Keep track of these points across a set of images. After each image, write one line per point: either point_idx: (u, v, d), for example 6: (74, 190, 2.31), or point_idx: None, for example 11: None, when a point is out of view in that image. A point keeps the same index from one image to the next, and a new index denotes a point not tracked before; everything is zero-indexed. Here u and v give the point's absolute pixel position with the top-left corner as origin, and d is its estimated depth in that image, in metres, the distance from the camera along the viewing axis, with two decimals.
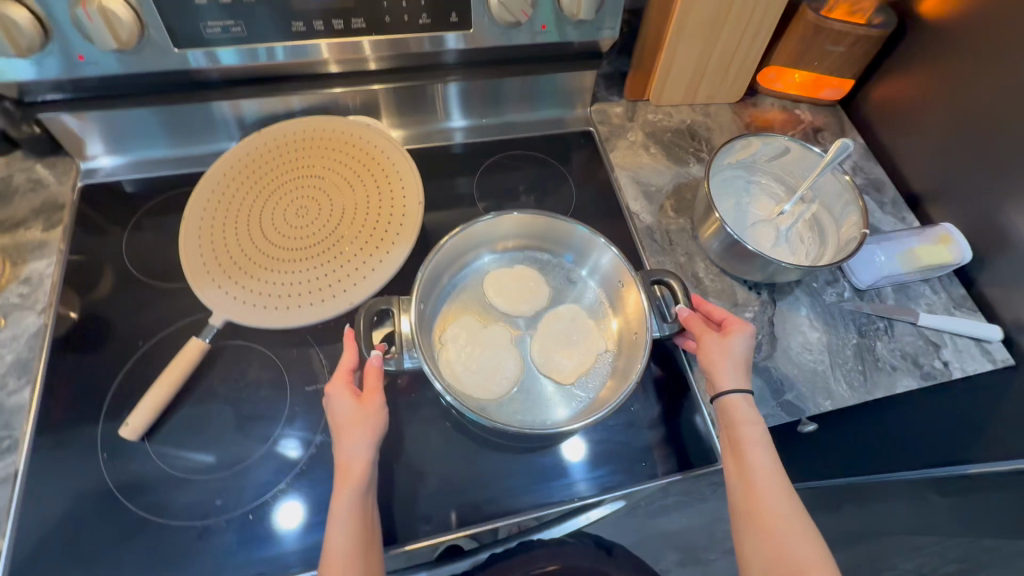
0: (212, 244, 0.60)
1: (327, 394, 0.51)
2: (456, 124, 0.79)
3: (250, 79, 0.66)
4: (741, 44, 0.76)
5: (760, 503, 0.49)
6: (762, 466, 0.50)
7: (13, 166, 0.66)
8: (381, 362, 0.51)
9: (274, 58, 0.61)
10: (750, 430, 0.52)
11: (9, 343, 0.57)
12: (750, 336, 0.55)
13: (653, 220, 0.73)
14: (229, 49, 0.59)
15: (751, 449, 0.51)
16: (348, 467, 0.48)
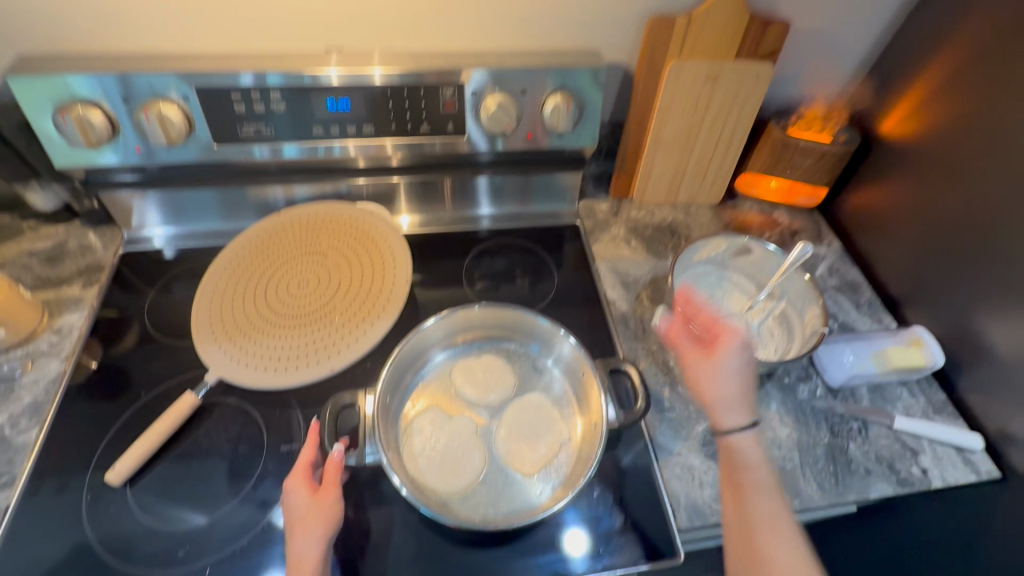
0: (219, 313, 0.67)
1: (284, 487, 0.53)
2: (485, 213, 0.88)
3: (305, 170, 0.77)
4: (715, 154, 0.84)
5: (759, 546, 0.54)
6: (760, 510, 0.56)
7: (71, 232, 0.77)
8: (341, 457, 0.54)
9: (330, 155, 0.73)
10: (749, 475, 0.57)
11: (30, 386, 0.63)
12: (737, 346, 0.64)
13: (628, 308, 0.77)
14: (293, 144, 0.70)
15: (750, 487, 0.57)
16: (299, 565, 0.49)
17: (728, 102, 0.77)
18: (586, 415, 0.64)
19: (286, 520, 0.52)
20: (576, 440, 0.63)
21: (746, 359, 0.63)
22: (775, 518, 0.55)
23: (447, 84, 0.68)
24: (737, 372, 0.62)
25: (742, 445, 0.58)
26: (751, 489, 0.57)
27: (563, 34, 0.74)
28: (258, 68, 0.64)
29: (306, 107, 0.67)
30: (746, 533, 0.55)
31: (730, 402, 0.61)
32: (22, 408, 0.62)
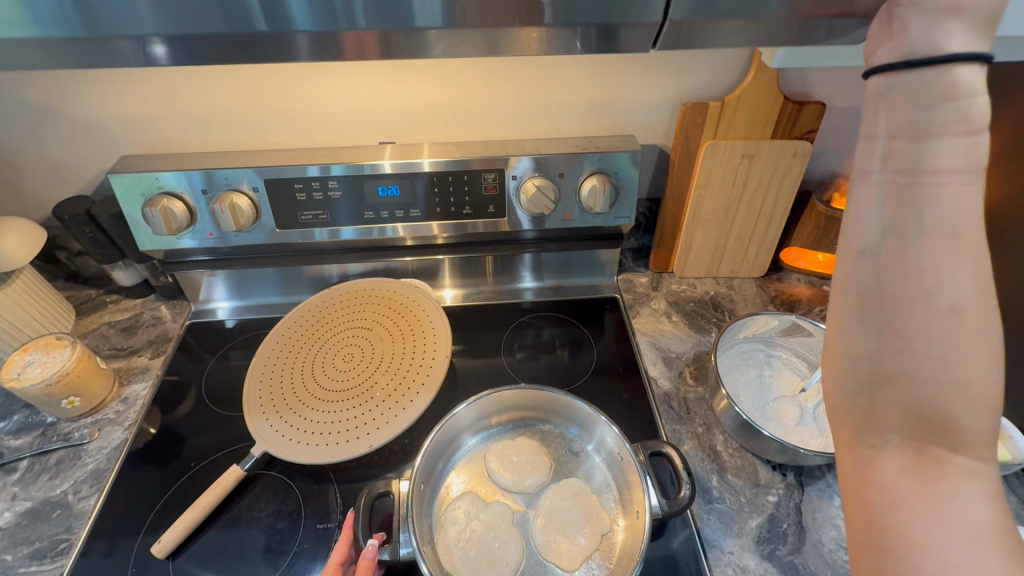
0: (268, 386, 0.70)
1: None
2: (528, 285, 0.91)
3: (357, 250, 0.82)
4: (756, 228, 0.83)
5: (911, 301, 0.31)
6: (926, 215, 0.30)
7: (146, 305, 0.85)
8: (373, 555, 0.52)
9: (383, 235, 0.78)
10: (919, 221, 0.31)
11: (94, 452, 0.67)
12: None
13: (671, 386, 0.75)
14: (351, 227, 0.76)
15: (854, 220, 0.33)
16: None
17: (766, 178, 0.78)
18: (627, 506, 0.61)
19: None
20: (618, 531, 0.59)
21: None
22: (972, 238, 0.30)
23: (489, 170, 0.73)
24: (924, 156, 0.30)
25: (930, 183, 0.30)
26: (880, 236, 0.32)
27: (600, 121, 0.77)
28: (324, 161, 0.71)
29: (361, 193, 0.73)
30: (881, 290, 0.32)
31: (894, 174, 0.31)
32: (85, 474, 0.65)
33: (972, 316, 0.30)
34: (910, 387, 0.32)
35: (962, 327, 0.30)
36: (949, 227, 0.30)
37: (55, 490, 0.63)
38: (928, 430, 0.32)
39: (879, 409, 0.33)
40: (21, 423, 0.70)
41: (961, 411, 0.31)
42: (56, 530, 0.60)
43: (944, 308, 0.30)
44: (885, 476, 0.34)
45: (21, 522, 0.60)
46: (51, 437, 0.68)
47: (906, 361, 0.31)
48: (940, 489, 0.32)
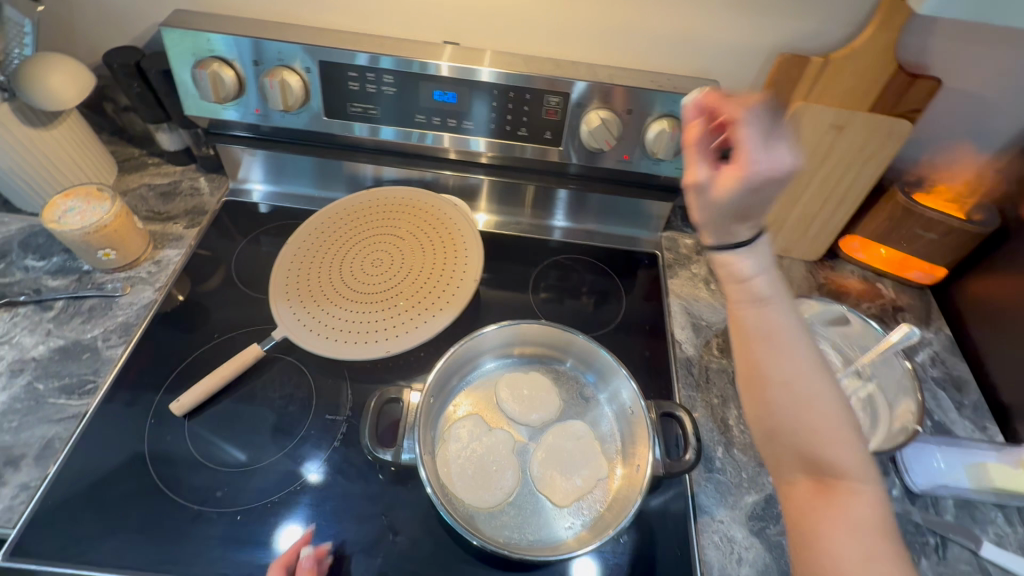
0: (295, 275, 0.70)
1: None
2: (559, 223, 0.88)
3: (394, 152, 0.79)
4: (823, 209, 0.77)
5: (772, 382, 0.42)
6: (757, 319, 0.43)
7: (185, 174, 0.84)
8: (315, 561, 0.51)
9: (422, 142, 0.74)
10: (750, 313, 0.44)
11: (125, 307, 0.69)
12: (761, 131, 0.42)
13: (694, 352, 0.73)
14: (390, 127, 0.73)
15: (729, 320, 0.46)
16: None
17: (850, 155, 0.71)
18: (628, 458, 0.61)
19: None
20: (615, 480, 0.60)
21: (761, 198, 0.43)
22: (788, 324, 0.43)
23: (554, 92, 0.67)
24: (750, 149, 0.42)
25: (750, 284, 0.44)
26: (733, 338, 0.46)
27: (683, 60, 0.70)
28: (374, 50, 0.66)
29: (413, 93, 0.69)
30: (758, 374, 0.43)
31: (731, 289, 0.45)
32: (115, 325, 0.67)
33: (806, 381, 0.41)
34: (793, 444, 0.42)
35: (806, 392, 0.41)
36: (769, 314, 0.43)
37: (86, 334, 0.66)
38: (818, 475, 0.41)
39: (780, 465, 0.44)
40: (58, 266, 0.72)
41: (831, 456, 0.41)
42: (85, 371, 0.63)
43: (791, 385, 0.41)
44: (824, 533, 0.40)
45: (54, 357, 0.63)
46: (86, 284, 0.70)
47: (785, 431, 0.42)
48: (848, 529, 0.39)
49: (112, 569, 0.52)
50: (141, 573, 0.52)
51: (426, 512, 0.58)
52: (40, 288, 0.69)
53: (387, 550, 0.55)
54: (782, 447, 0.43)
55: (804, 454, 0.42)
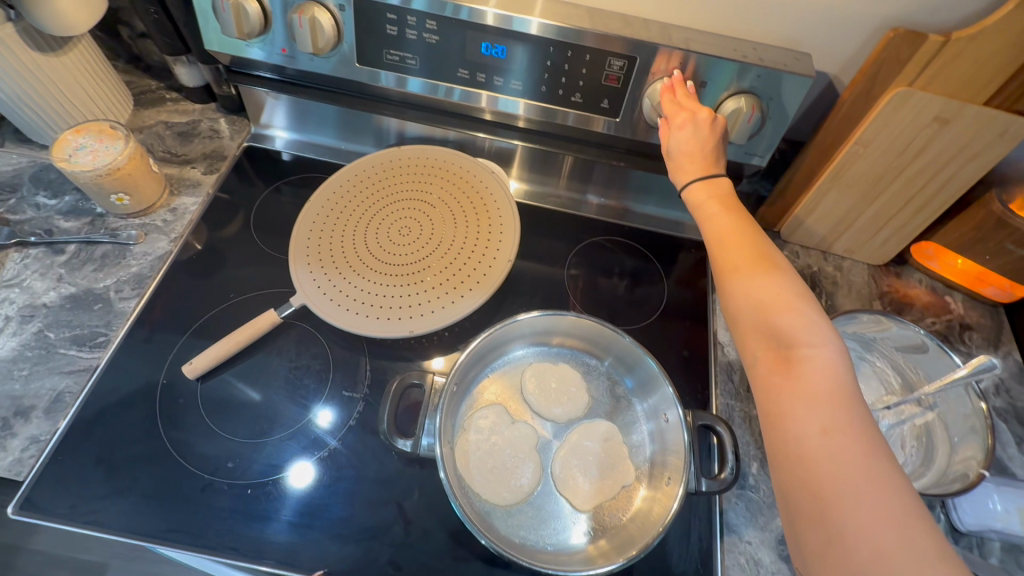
0: (318, 237, 0.65)
1: None
2: (593, 198, 0.80)
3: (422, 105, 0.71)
4: (902, 211, 0.69)
5: (732, 266, 0.45)
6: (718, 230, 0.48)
7: (205, 113, 0.78)
8: None
9: (450, 97, 0.67)
10: (719, 217, 0.49)
11: (139, 256, 0.65)
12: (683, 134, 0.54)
13: (737, 357, 0.67)
14: (418, 79, 0.65)
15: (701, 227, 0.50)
16: None
17: (948, 155, 0.61)
18: (656, 468, 0.57)
19: None
20: (640, 489, 0.57)
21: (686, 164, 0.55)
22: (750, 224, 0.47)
23: (618, 55, 0.59)
24: (693, 149, 0.53)
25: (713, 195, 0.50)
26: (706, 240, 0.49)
27: (772, 26, 0.61)
28: None
29: (458, 44, 0.61)
30: (718, 261, 0.46)
31: (703, 195, 0.51)
32: (128, 275, 0.64)
33: (764, 263, 0.44)
34: (753, 320, 0.42)
35: (764, 270, 0.43)
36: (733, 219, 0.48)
37: (98, 283, 0.63)
38: (780, 350, 0.41)
39: (747, 348, 0.43)
40: (70, 206, 0.68)
41: (790, 327, 0.41)
42: (96, 322, 0.60)
43: (750, 265, 0.44)
44: (787, 412, 0.39)
45: (65, 305, 0.61)
46: (99, 229, 0.66)
47: (744, 306, 0.43)
48: (806, 400, 0.38)
49: (120, 533, 0.51)
50: (150, 538, 0.51)
51: (440, 503, 0.55)
52: (52, 229, 0.66)
53: (399, 538, 0.53)
54: (746, 325, 0.43)
55: (763, 328, 0.42)
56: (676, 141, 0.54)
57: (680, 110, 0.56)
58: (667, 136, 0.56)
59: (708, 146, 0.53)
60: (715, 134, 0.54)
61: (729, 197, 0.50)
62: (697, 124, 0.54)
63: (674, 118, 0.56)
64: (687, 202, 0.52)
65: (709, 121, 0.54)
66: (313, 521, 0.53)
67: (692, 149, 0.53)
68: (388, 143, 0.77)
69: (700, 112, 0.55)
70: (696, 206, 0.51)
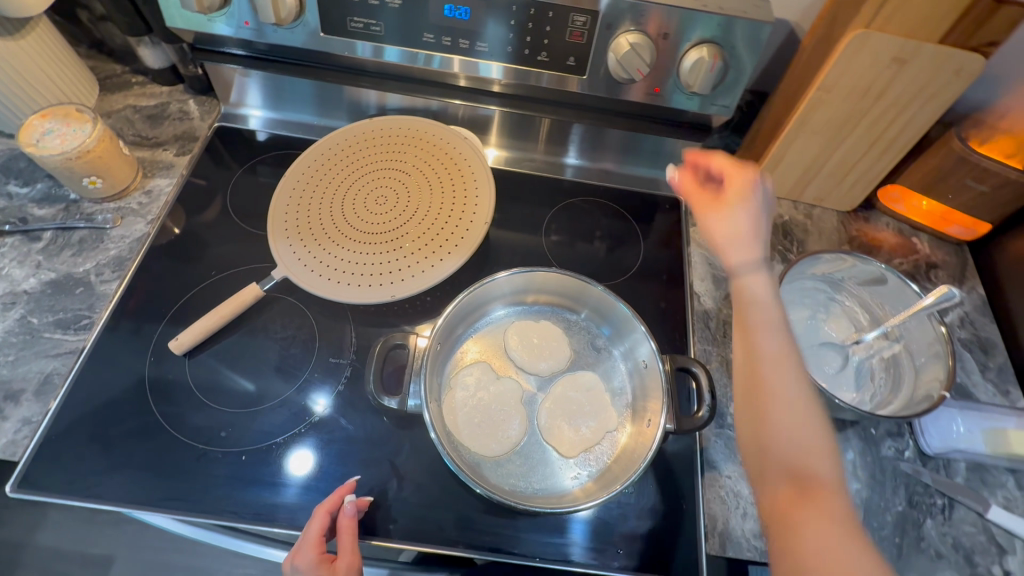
0: (295, 211, 0.66)
1: (292, 565, 0.47)
2: (571, 161, 0.81)
3: (401, 76, 0.71)
4: (867, 154, 0.71)
5: (764, 390, 0.42)
6: (771, 351, 0.42)
7: (173, 96, 0.77)
8: (354, 515, 0.50)
9: (429, 66, 0.67)
10: (756, 305, 0.44)
11: (116, 240, 0.66)
12: (750, 209, 0.47)
13: (713, 306, 0.70)
14: (395, 48, 0.65)
15: (741, 320, 0.44)
16: None
17: (907, 95, 0.63)
18: (638, 412, 0.59)
19: None
20: (623, 433, 0.59)
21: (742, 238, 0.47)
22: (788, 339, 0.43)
23: (580, 10, 0.59)
24: (756, 229, 0.47)
25: (761, 287, 0.44)
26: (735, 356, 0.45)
27: None
28: None
29: (421, 7, 0.61)
30: (749, 383, 0.42)
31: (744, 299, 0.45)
32: (107, 258, 0.64)
33: (795, 395, 0.41)
34: (779, 442, 0.40)
35: (795, 407, 0.41)
36: (771, 321, 0.43)
37: (78, 268, 0.63)
38: (804, 482, 0.39)
39: (770, 473, 0.41)
40: (43, 193, 0.67)
41: (817, 470, 0.39)
42: (79, 306, 0.61)
43: (784, 396, 0.41)
44: (811, 537, 0.37)
45: (46, 291, 0.61)
46: (74, 215, 0.66)
47: (769, 450, 0.41)
48: (835, 542, 0.37)
49: (120, 504, 0.52)
50: (150, 507, 0.52)
51: (431, 459, 0.57)
52: (26, 217, 0.66)
53: (394, 493, 0.55)
54: (777, 442, 0.40)
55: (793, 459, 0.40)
56: (740, 206, 0.47)
57: (733, 180, 0.49)
58: (720, 203, 0.49)
59: (762, 234, 0.47)
60: (764, 210, 0.48)
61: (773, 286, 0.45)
62: (751, 203, 0.47)
63: (732, 184, 0.48)
64: (737, 295, 0.45)
65: (761, 210, 0.48)
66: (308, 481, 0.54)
67: (748, 230, 0.46)
68: (367, 116, 0.77)
69: (753, 174, 0.48)
70: (745, 292, 0.45)
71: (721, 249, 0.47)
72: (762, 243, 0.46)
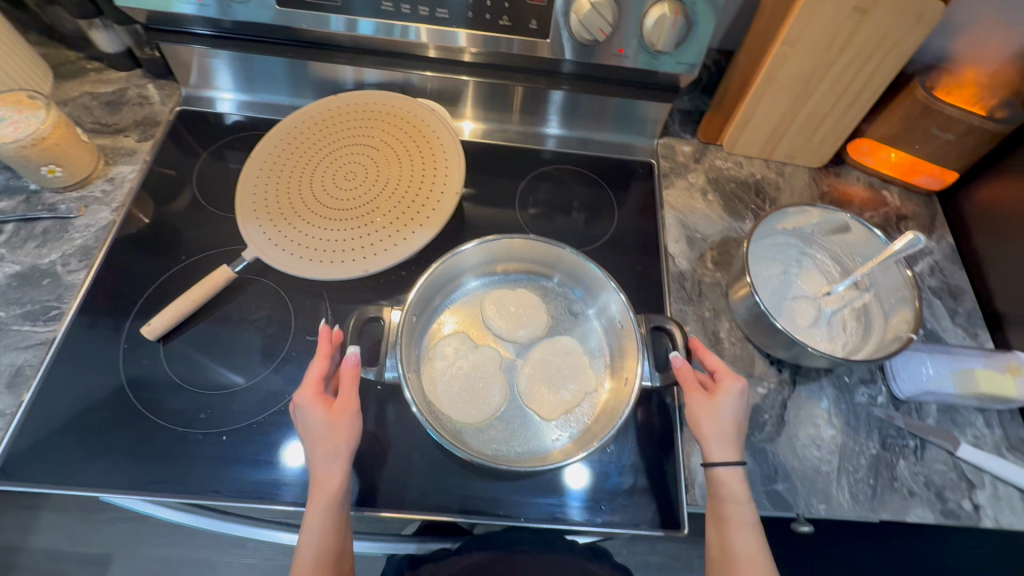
0: (263, 191, 0.65)
1: (295, 402, 0.50)
2: (553, 131, 0.80)
3: (374, 49, 0.70)
4: (834, 108, 0.71)
5: (735, 519, 0.50)
6: (746, 550, 0.50)
7: (131, 81, 0.75)
8: (355, 366, 0.51)
9: (406, 38, 0.66)
10: (722, 513, 0.51)
11: (82, 229, 0.64)
12: (739, 395, 0.52)
13: (688, 266, 0.70)
14: (369, 20, 0.64)
15: (715, 511, 0.52)
16: (322, 485, 0.49)
17: (871, 45, 0.63)
18: (616, 371, 0.60)
19: (302, 437, 0.51)
20: (602, 394, 0.59)
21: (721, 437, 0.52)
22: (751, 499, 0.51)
23: None
24: (737, 420, 0.52)
25: (730, 466, 0.51)
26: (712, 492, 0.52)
27: None
28: None
29: None
30: (723, 513, 0.51)
31: (729, 440, 0.52)
32: (73, 248, 0.63)
33: (752, 542, 0.50)
34: None
35: (753, 545, 0.50)
36: (734, 496, 0.51)
37: (43, 259, 0.62)
38: None
39: None
40: (2, 186, 0.66)
41: None
42: (47, 297, 0.60)
43: (748, 523, 0.50)
44: None
45: (11, 283, 0.60)
46: (35, 205, 0.65)
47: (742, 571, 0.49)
48: None
49: (102, 490, 0.52)
50: (132, 491, 0.52)
51: (413, 430, 0.58)
52: None
53: (377, 463, 0.56)
54: None
55: None
56: (728, 411, 0.52)
57: (709, 398, 0.52)
58: (706, 406, 0.52)
59: (738, 427, 0.52)
60: (742, 420, 0.53)
61: (744, 485, 0.51)
62: (734, 399, 0.52)
63: (724, 388, 0.52)
64: (714, 488, 0.52)
65: (740, 406, 0.53)
66: (290, 457, 0.55)
67: (729, 426, 0.52)
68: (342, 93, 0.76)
69: (729, 380, 0.53)
70: (721, 492, 0.51)
71: (703, 449, 0.52)
72: (739, 441, 0.52)
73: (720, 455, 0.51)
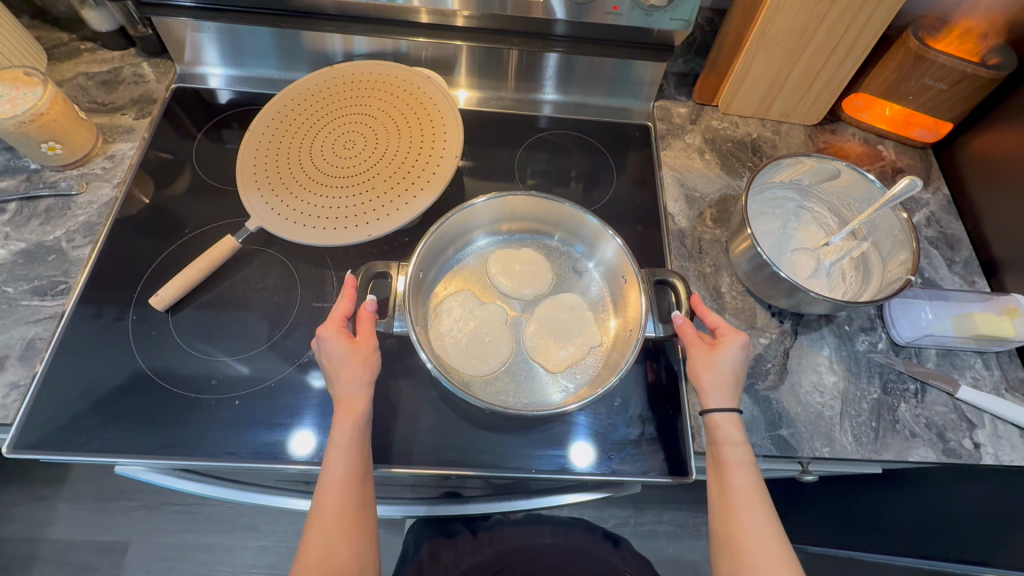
0: (263, 163, 0.65)
1: (318, 335, 0.51)
2: (549, 97, 0.80)
3: (365, 17, 0.70)
4: (828, 62, 0.71)
5: (730, 460, 0.51)
6: (743, 489, 0.50)
7: (126, 60, 0.75)
8: (374, 309, 0.53)
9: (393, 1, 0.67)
10: (719, 456, 0.52)
11: (84, 206, 0.65)
12: (741, 348, 0.53)
13: (687, 224, 0.71)
14: None
15: (714, 455, 0.52)
16: (347, 403, 0.50)
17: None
18: (619, 324, 0.61)
19: (324, 366, 0.52)
20: (607, 347, 0.60)
21: (719, 385, 0.52)
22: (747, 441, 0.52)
23: None
24: (737, 373, 0.53)
25: (724, 409, 0.52)
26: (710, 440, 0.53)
27: None
28: None
29: None
30: (720, 456, 0.51)
31: (729, 386, 0.53)
32: (77, 225, 0.64)
33: (750, 483, 0.50)
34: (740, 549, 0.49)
35: (749, 486, 0.50)
36: (729, 438, 0.51)
37: (48, 236, 0.62)
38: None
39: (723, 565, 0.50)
40: (3, 165, 0.66)
41: (767, 554, 0.48)
42: (54, 272, 0.60)
43: (744, 464, 0.51)
44: None
45: (18, 260, 0.60)
46: (37, 184, 0.65)
47: (739, 511, 0.49)
48: None
49: (116, 455, 0.53)
50: (149, 455, 0.53)
51: (422, 389, 0.59)
52: None
53: (388, 421, 0.57)
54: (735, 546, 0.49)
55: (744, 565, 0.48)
56: (728, 360, 0.53)
57: (709, 350, 0.53)
58: (706, 357, 0.53)
59: (739, 373, 0.53)
60: (742, 370, 0.54)
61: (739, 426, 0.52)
62: (737, 349, 0.53)
63: (725, 341, 0.53)
64: (712, 434, 0.52)
65: (744, 357, 0.54)
66: (303, 417, 0.56)
67: (729, 375, 0.53)
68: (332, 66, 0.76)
69: (729, 333, 0.54)
70: (719, 437, 0.52)
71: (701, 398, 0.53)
72: (738, 391, 0.53)
73: (718, 401, 0.52)
